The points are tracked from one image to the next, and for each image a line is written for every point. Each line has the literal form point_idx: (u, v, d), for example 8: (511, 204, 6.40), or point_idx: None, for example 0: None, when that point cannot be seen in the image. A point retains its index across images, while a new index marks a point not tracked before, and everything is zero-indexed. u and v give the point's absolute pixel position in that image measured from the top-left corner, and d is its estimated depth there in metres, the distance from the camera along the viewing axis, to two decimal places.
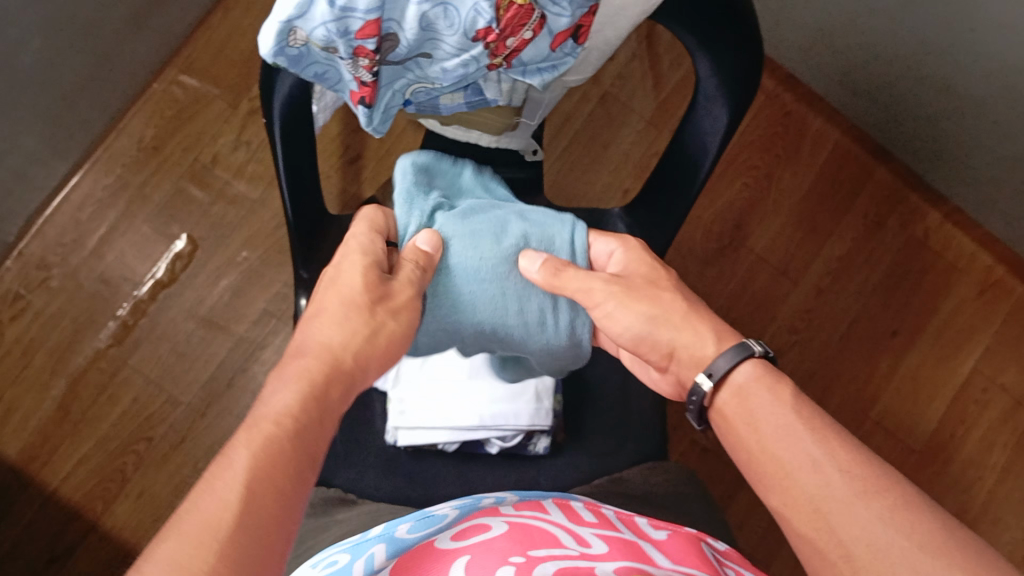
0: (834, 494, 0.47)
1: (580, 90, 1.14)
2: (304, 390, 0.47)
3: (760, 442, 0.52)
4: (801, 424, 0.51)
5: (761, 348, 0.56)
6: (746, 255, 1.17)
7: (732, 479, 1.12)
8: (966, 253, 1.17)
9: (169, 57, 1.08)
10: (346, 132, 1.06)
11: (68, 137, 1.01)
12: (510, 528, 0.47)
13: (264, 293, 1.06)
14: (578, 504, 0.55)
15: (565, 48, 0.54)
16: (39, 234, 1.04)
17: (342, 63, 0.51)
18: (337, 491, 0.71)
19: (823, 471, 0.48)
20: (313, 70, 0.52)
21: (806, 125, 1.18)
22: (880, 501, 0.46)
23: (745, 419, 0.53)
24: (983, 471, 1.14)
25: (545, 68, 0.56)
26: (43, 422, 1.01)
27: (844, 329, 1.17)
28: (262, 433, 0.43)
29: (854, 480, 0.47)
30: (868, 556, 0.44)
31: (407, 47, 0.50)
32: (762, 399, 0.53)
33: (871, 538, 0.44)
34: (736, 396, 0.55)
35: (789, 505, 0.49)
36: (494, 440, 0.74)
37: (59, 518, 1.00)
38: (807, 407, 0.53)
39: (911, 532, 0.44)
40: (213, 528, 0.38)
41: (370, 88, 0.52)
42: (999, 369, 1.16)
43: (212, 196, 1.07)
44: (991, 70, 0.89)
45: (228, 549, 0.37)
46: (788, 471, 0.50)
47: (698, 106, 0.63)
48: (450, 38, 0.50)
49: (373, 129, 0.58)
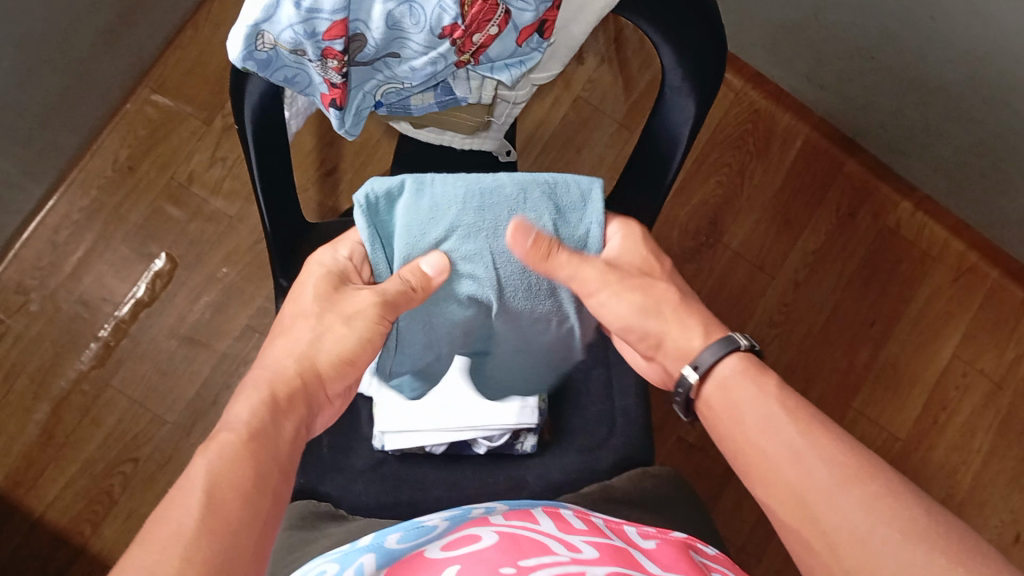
0: (817, 485, 0.48)
1: (552, 95, 1.15)
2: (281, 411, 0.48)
3: (747, 435, 0.53)
4: (785, 415, 0.52)
5: (746, 342, 0.56)
6: (723, 251, 1.18)
7: (719, 474, 1.13)
8: (938, 240, 1.19)
9: (140, 78, 1.08)
10: (322, 145, 1.07)
11: (42, 160, 1.01)
12: (499, 537, 0.47)
13: (245, 308, 1.06)
14: (568, 512, 0.55)
15: (531, 42, 0.56)
16: (16, 258, 1.04)
17: (310, 66, 0.51)
18: (326, 505, 0.71)
19: (808, 462, 0.49)
20: (282, 74, 0.52)
21: (776, 121, 1.20)
22: (864, 490, 0.46)
23: (730, 413, 0.54)
24: (967, 456, 1.16)
25: (512, 66, 0.58)
26: (27, 447, 1.01)
27: (822, 321, 1.18)
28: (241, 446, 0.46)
29: (841, 469, 0.48)
30: (853, 548, 0.45)
31: (374, 47, 0.51)
32: (746, 390, 0.54)
33: (857, 529, 0.45)
34: (719, 386, 0.55)
35: (777, 498, 0.50)
36: (481, 440, 0.74)
37: (48, 542, 1.00)
38: (791, 396, 0.53)
39: (893, 520, 0.44)
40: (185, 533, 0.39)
41: (340, 90, 0.53)
42: (977, 354, 1.17)
43: (190, 214, 1.07)
44: (953, 56, 0.91)
45: (194, 555, 0.38)
46: (775, 465, 0.50)
47: (664, 98, 0.64)
48: (417, 36, 0.51)
49: (345, 132, 0.58)
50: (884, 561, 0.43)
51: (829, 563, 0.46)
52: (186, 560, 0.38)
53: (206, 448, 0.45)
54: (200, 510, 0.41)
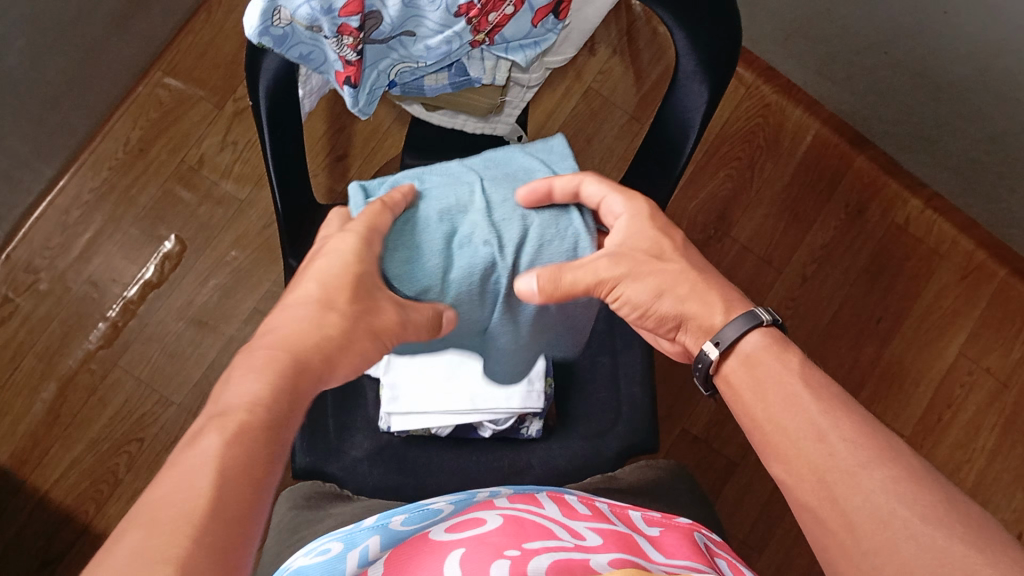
0: (838, 463, 0.47)
1: (563, 85, 1.15)
2: None
3: (767, 412, 0.52)
4: (808, 393, 0.51)
5: (769, 316, 0.55)
6: (730, 245, 1.18)
7: (722, 467, 1.13)
8: (947, 238, 1.19)
9: (152, 60, 1.08)
10: (332, 131, 1.07)
11: (54, 140, 1.01)
12: (503, 520, 0.47)
13: (253, 292, 1.06)
14: (573, 497, 0.55)
15: (546, 23, 0.57)
16: (26, 237, 1.04)
17: (328, 43, 0.52)
18: (331, 486, 0.70)
19: (828, 440, 0.48)
20: (298, 51, 0.52)
21: (786, 115, 1.20)
22: (883, 471, 0.46)
23: (753, 389, 0.53)
24: (972, 454, 1.15)
25: (528, 44, 0.59)
26: (33, 425, 1.01)
27: (829, 316, 1.18)
28: None
29: (865, 448, 0.47)
30: (874, 530, 0.44)
31: (390, 25, 0.51)
32: (768, 367, 0.53)
33: (876, 509, 0.44)
34: (742, 363, 0.55)
35: (793, 476, 0.49)
36: (487, 423, 0.74)
37: (52, 520, 1.00)
38: (814, 375, 0.53)
39: (912, 502, 0.44)
40: None
41: (355, 68, 0.53)
42: (983, 352, 1.17)
43: (199, 197, 1.07)
44: (965, 52, 0.91)
45: None
46: (794, 442, 0.49)
47: (677, 85, 0.64)
48: (433, 14, 0.52)
49: (358, 111, 0.58)
50: (904, 544, 0.42)
51: (845, 542, 0.45)
52: None
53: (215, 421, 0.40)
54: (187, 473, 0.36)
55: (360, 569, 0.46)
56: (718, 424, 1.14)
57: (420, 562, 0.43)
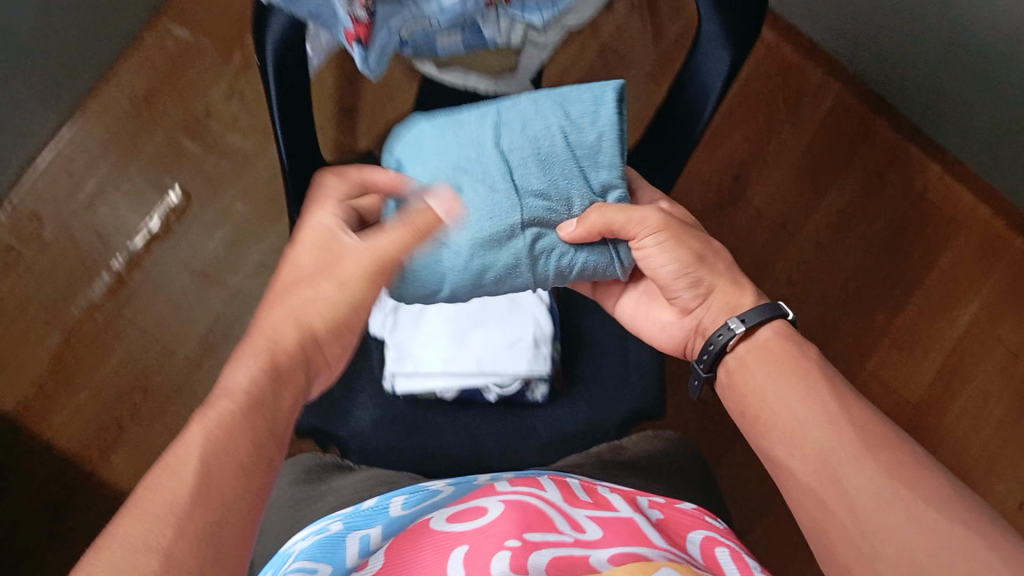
0: (837, 448, 0.47)
1: (579, 41, 1.11)
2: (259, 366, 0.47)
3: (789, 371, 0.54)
4: (804, 391, 0.51)
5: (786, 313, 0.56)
6: (745, 208, 1.16)
7: (726, 430, 1.13)
8: (965, 207, 1.16)
9: (160, 7, 1.06)
10: (341, 84, 1.05)
11: (59, 87, 0.99)
12: (504, 508, 0.46)
13: (259, 245, 1.05)
14: (575, 482, 0.54)
15: None
16: (30, 185, 1.03)
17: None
18: (334, 458, 0.71)
19: (834, 425, 0.48)
20: None
21: (807, 78, 1.17)
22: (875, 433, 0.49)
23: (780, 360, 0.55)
24: (977, 424, 1.15)
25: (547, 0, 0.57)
26: (39, 373, 1.01)
27: (841, 282, 1.17)
28: (243, 393, 0.45)
29: (862, 433, 0.48)
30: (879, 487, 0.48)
31: None
32: (767, 369, 0.53)
33: (877, 493, 0.45)
34: (746, 358, 0.55)
35: (797, 461, 0.49)
36: (492, 387, 0.72)
37: (56, 466, 1.00)
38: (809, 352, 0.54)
39: (913, 484, 0.45)
40: (174, 499, 0.38)
41: (366, 27, 0.51)
42: (996, 323, 1.16)
43: (206, 148, 1.06)
44: (999, 17, 0.87)
45: (186, 526, 0.38)
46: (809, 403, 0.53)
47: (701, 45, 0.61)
48: None
49: (368, 72, 0.56)
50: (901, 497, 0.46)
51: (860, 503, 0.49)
52: (178, 530, 0.37)
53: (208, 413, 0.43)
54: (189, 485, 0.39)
55: (360, 559, 0.45)
56: None
57: (419, 558, 0.42)
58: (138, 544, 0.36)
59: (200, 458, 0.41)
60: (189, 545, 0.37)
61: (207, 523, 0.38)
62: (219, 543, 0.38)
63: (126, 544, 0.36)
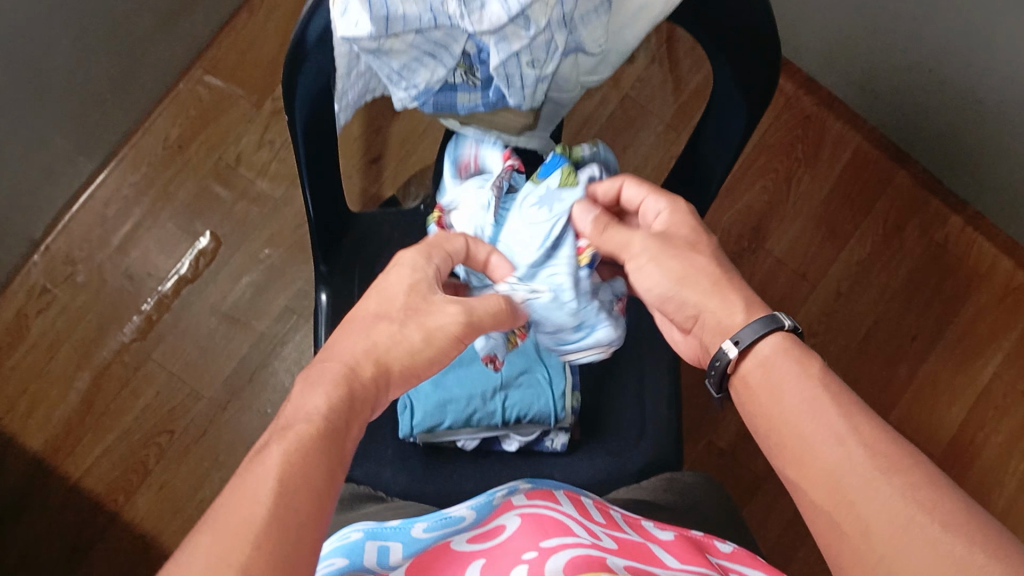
0: (855, 468, 0.43)
1: (600, 93, 1.13)
2: (306, 460, 0.40)
3: (797, 404, 0.48)
4: (829, 399, 0.47)
5: (790, 323, 0.51)
6: (764, 257, 1.16)
7: (749, 482, 1.11)
8: (986, 258, 1.16)
9: (195, 58, 1.10)
10: (368, 133, 1.10)
11: (96, 135, 1.03)
12: (523, 522, 0.47)
13: (284, 291, 1.08)
14: None
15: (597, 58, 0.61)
16: (66, 229, 1.07)
17: (389, 54, 0.54)
18: (364, 488, 0.68)
19: (846, 444, 0.44)
20: (359, 85, 0.59)
21: (827, 128, 1.18)
22: (905, 476, 0.42)
23: (774, 392, 0.49)
24: (1003, 479, 1.12)
25: (573, 51, 0.59)
26: (68, 414, 1.04)
27: (863, 333, 1.16)
28: (300, 436, 0.41)
29: (886, 459, 0.43)
30: (891, 531, 0.40)
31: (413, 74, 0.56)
32: (793, 369, 0.49)
33: (889, 513, 0.41)
34: (770, 360, 0.50)
35: (810, 483, 0.45)
36: (513, 436, 0.71)
37: (81, 509, 1.02)
38: (834, 381, 0.48)
39: (932, 508, 0.40)
40: (246, 527, 0.35)
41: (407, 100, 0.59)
42: (1021, 375, 1.14)
43: (236, 194, 1.09)
44: (1012, 70, 0.89)
45: (264, 542, 0.35)
46: (812, 438, 0.46)
47: (735, 94, 0.61)
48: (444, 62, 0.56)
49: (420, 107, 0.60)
50: (919, 547, 0.39)
51: (852, 533, 0.42)
52: (255, 549, 0.35)
53: (281, 433, 0.41)
54: (321, 419, 0.42)
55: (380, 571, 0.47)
56: (745, 438, 1.12)
57: None
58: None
59: (277, 480, 0.38)
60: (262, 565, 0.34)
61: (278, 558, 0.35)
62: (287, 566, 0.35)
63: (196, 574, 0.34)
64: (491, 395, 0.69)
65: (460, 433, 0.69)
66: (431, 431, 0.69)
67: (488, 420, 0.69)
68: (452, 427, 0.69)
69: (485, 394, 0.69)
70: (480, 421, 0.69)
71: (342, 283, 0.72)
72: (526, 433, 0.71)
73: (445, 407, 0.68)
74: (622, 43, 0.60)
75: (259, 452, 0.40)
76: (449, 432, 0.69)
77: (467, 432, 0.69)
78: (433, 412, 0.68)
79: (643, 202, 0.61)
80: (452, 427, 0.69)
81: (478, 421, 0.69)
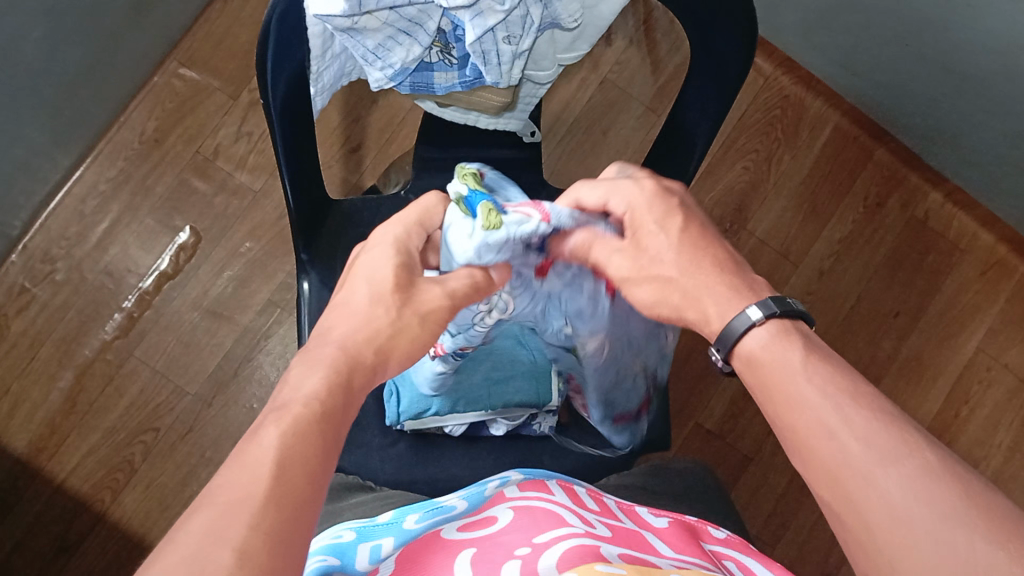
0: (849, 462, 0.42)
1: (579, 76, 1.13)
2: (293, 441, 0.39)
3: (788, 399, 0.47)
4: (815, 392, 0.46)
5: (763, 316, 0.50)
6: (747, 238, 1.16)
7: (738, 462, 1.11)
8: (967, 233, 1.17)
9: (169, 50, 1.09)
10: (347, 122, 1.09)
11: (71, 131, 1.02)
12: (515, 514, 0.47)
13: (267, 284, 1.07)
14: None
15: (573, 34, 0.62)
16: (43, 227, 1.06)
17: (364, 33, 0.54)
18: (352, 478, 0.67)
19: (839, 438, 0.43)
20: (336, 67, 0.59)
21: (806, 107, 1.18)
22: (900, 466, 0.41)
23: (767, 388, 0.48)
24: (988, 451, 1.13)
25: (550, 26, 0.59)
26: (51, 413, 1.03)
27: (847, 311, 1.16)
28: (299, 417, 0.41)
29: (879, 451, 0.42)
30: (889, 527, 0.40)
31: (389, 54, 0.57)
32: (781, 362, 0.48)
33: (886, 507, 0.40)
34: (757, 358, 0.50)
35: (815, 478, 0.45)
36: (500, 419, 0.71)
37: (68, 509, 1.01)
38: (824, 366, 0.47)
39: (928, 498, 0.39)
40: (245, 501, 0.35)
41: (385, 80, 0.59)
42: (1003, 348, 1.15)
43: (215, 187, 1.08)
44: (989, 44, 0.89)
45: (261, 523, 0.34)
46: (807, 434, 0.45)
47: (715, 68, 0.61)
48: (420, 37, 0.56)
49: (399, 87, 0.61)
50: (918, 543, 0.39)
51: (856, 530, 0.42)
52: (252, 530, 0.34)
53: (274, 420, 0.40)
54: (317, 403, 0.42)
55: (371, 567, 0.47)
56: (733, 417, 1.12)
57: None
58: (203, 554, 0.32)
59: (275, 459, 0.37)
60: (260, 544, 0.33)
61: (280, 530, 0.35)
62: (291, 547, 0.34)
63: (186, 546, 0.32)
64: (477, 381, 0.70)
65: (446, 420, 0.69)
66: (419, 417, 0.69)
67: (474, 407, 0.70)
68: (438, 414, 0.69)
69: (472, 380, 0.70)
70: (467, 408, 0.69)
71: (325, 271, 0.71)
72: (512, 418, 0.71)
73: (430, 394, 0.68)
74: (598, 18, 0.61)
75: (249, 432, 0.40)
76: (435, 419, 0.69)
77: (453, 418, 0.69)
78: (419, 400, 0.68)
79: (607, 203, 0.59)
80: (439, 413, 0.69)
81: (463, 409, 0.69)
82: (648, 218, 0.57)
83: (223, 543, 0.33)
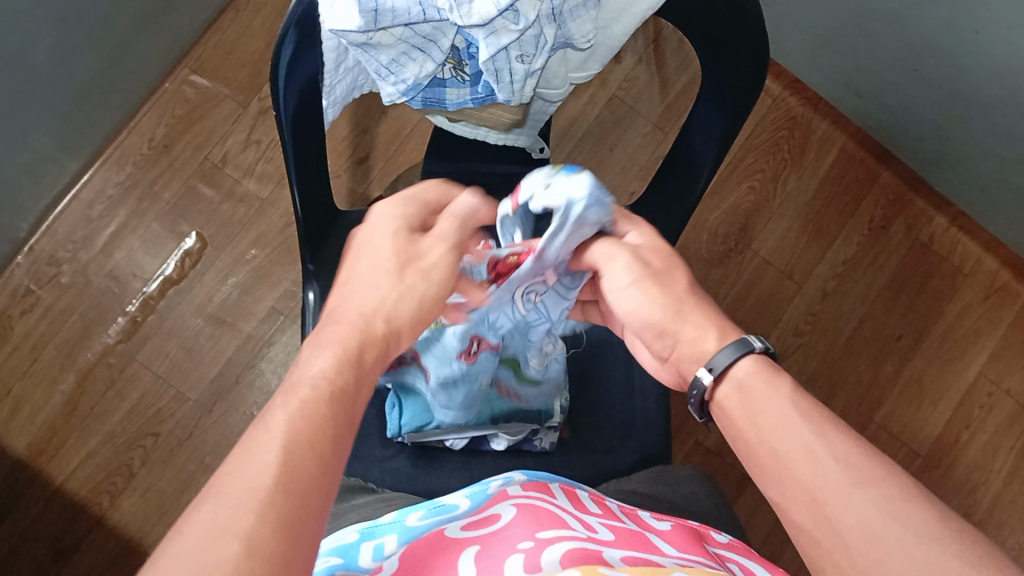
0: (831, 485, 0.43)
1: (587, 92, 1.14)
2: (303, 428, 0.39)
3: (765, 424, 0.47)
4: (797, 415, 0.46)
5: (761, 344, 0.50)
6: (751, 257, 1.17)
7: (737, 479, 1.11)
8: (971, 257, 1.17)
9: (180, 57, 1.10)
10: (355, 133, 1.10)
11: (80, 135, 1.03)
12: (518, 511, 0.47)
13: (271, 291, 1.07)
14: None
15: (584, 53, 0.62)
16: (50, 230, 1.06)
17: (377, 49, 0.54)
18: (356, 480, 0.67)
19: (818, 460, 0.44)
20: (348, 81, 0.59)
21: (812, 128, 1.18)
22: (876, 489, 0.42)
23: (744, 412, 0.48)
24: (988, 475, 1.13)
25: (562, 45, 0.59)
26: (51, 416, 1.03)
27: (848, 332, 1.16)
28: (315, 403, 0.40)
29: (856, 475, 0.43)
30: (869, 549, 0.40)
31: (401, 69, 0.57)
32: (761, 387, 0.48)
33: (867, 529, 0.41)
34: (740, 382, 0.49)
35: (789, 501, 0.45)
36: (501, 435, 0.70)
37: (66, 512, 1.01)
38: (806, 396, 0.48)
39: (908, 521, 0.40)
40: (253, 491, 0.35)
41: (396, 95, 0.60)
42: (1004, 373, 1.15)
43: (222, 194, 1.08)
44: (996, 71, 0.89)
45: (269, 511, 0.35)
46: (785, 458, 0.45)
47: (724, 90, 0.61)
48: (433, 55, 0.57)
49: (409, 102, 0.61)
50: (899, 564, 0.39)
51: (833, 551, 0.42)
52: (260, 517, 0.34)
53: (284, 401, 0.40)
54: (328, 391, 0.42)
55: (376, 564, 0.47)
56: None
57: None
58: (210, 541, 0.33)
59: (284, 444, 0.38)
60: (267, 534, 0.34)
61: (287, 517, 0.35)
62: (297, 535, 0.35)
63: (192, 537, 0.33)
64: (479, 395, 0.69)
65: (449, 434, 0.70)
66: (420, 430, 0.69)
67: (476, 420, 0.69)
68: (441, 427, 0.69)
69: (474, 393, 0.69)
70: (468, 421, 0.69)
71: (331, 281, 0.71)
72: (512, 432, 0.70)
73: (434, 407, 0.68)
74: (609, 39, 0.61)
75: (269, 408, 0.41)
76: (438, 432, 0.69)
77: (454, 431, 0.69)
78: (422, 412, 0.68)
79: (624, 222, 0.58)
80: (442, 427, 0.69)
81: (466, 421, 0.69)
82: (660, 245, 0.57)
83: (231, 535, 0.33)
